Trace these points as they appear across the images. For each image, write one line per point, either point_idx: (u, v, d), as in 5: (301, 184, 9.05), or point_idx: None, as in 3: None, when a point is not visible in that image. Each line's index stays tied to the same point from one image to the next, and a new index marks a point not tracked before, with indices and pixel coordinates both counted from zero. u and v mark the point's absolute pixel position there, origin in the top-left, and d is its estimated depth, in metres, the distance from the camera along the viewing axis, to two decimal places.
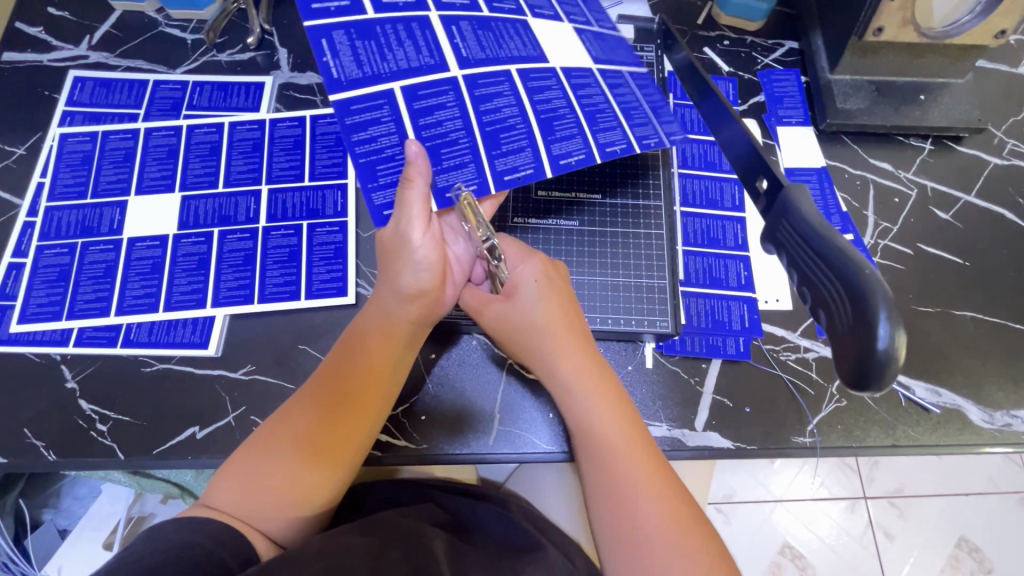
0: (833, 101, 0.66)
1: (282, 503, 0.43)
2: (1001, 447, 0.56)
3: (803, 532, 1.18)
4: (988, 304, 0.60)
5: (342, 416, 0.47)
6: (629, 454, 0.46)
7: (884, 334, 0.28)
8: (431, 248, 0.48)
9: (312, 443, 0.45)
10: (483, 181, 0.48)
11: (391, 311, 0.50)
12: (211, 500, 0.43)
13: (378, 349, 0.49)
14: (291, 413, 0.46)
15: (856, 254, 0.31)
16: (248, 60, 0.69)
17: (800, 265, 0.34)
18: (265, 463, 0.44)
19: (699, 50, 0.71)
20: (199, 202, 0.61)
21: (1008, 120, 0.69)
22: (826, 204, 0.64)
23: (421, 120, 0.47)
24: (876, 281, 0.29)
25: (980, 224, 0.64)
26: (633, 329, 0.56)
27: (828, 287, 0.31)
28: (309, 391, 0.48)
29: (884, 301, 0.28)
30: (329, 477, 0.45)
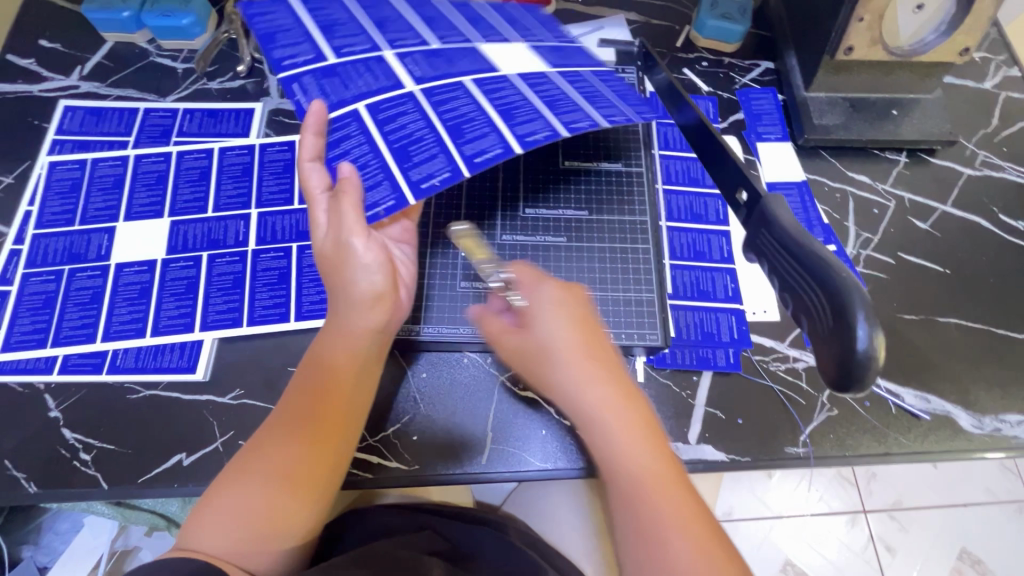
0: (810, 117, 0.68)
1: (265, 536, 0.43)
2: (993, 452, 0.56)
3: (806, 547, 1.16)
4: (970, 310, 0.61)
5: (319, 441, 0.46)
6: (659, 487, 0.43)
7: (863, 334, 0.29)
8: (376, 254, 0.48)
9: (289, 470, 0.45)
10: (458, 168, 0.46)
11: (346, 325, 0.48)
12: (191, 544, 0.42)
13: (347, 366, 0.48)
14: (262, 441, 0.46)
15: (831, 261, 0.32)
16: (237, 88, 0.70)
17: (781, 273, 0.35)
18: (243, 499, 0.43)
19: (679, 71, 0.74)
20: (188, 227, 0.61)
21: (978, 132, 0.71)
22: (808, 217, 0.65)
23: (388, 133, 0.48)
24: (850, 284, 0.30)
25: (957, 233, 0.66)
26: (627, 343, 0.56)
27: (808, 293, 0.32)
28: (277, 418, 0.47)
29: (861, 304, 0.29)
30: (306, 505, 0.45)
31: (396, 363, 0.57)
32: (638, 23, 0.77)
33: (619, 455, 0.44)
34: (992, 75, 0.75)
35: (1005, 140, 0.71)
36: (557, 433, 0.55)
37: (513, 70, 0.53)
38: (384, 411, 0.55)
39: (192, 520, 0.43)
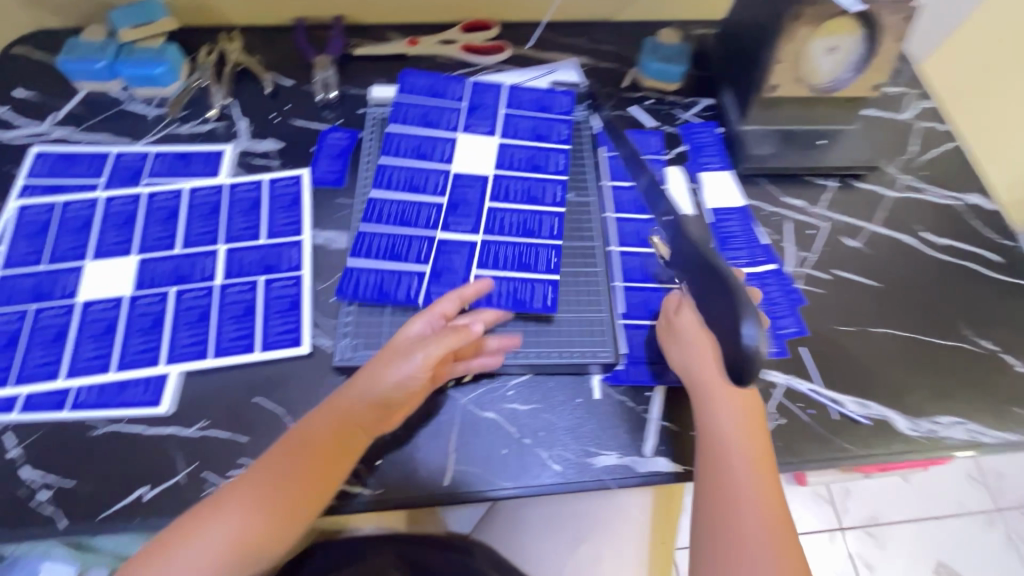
0: (745, 148, 0.74)
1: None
2: (930, 453, 0.59)
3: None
4: (901, 320, 0.66)
5: (267, 527, 0.49)
6: (764, 498, 0.50)
7: (750, 329, 0.45)
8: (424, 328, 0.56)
9: (226, 554, 0.47)
10: (424, 270, 0.63)
11: (358, 396, 0.52)
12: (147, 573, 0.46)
13: (317, 457, 0.50)
14: (210, 507, 0.48)
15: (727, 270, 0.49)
16: (208, 131, 0.74)
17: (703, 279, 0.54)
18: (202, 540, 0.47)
19: (626, 109, 0.80)
20: (156, 263, 0.63)
21: (898, 158, 0.78)
22: (749, 240, 0.70)
23: (363, 251, 0.63)
24: (740, 287, 0.48)
25: (885, 249, 0.71)
26: (583, 360, 0.59)
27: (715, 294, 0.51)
28: (234, 486, 0.49)
29: (746, 302, 0.46)
30: (243, 573, 0.48)
31: None
32: (587, 65, 0.83)
33: (733, 460, 0.52)
34: (909, 107, 0.83)
35: (923, 165, 0.78)
36: (520, 453, 0.56)
37: (476, 156, 0.70)
38: None
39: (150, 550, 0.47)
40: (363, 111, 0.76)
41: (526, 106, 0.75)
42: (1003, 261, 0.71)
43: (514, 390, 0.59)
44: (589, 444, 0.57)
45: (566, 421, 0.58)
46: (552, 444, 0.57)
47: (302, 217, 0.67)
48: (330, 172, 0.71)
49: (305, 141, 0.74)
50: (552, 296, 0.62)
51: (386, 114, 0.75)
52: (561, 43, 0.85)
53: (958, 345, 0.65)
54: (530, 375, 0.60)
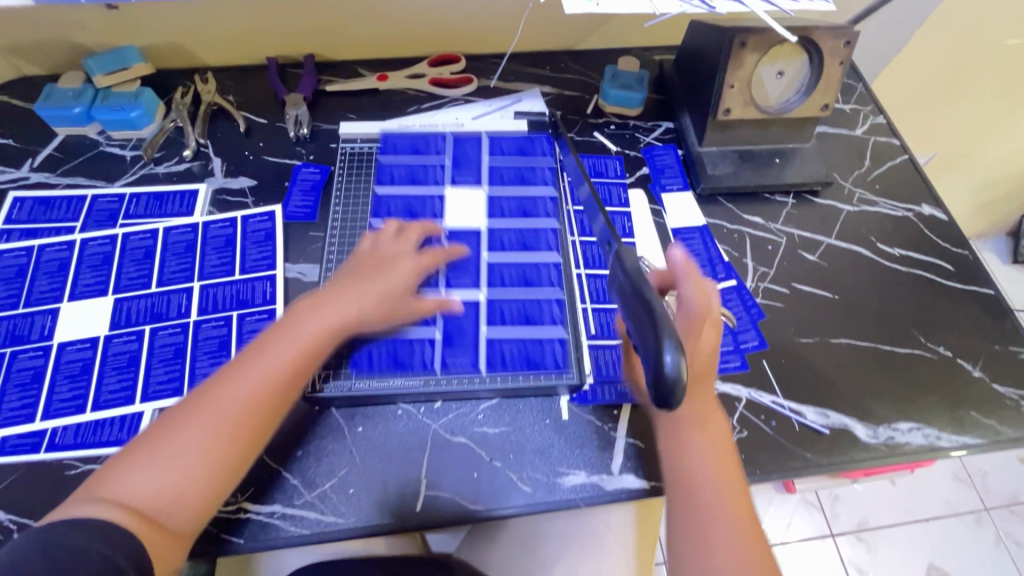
0: (704, 169, 0.77)
1: (187, 498, 0.47)
2: (890, 460, 0.61)
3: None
4: (859, 330, 0.68)
5: (250, 422, 0.50)
6: (729, 512, 0.50)
7: (670, 358, 0.44)
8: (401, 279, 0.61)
9: (209, 457, 0.48)
10: (435, 334, 0.62)
11: (319, 319, 0.56)
12: (116, 492, 0.45)
13: (303, 353, 0.54)
14: (183, 416, 0.49)
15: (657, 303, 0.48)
16: (183, 170, 0.76)
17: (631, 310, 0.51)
18: (173, 459, 0.47)
19: (589, 134, 0.82)
20: (132, 302, 0.64)
21: (853, 173, 0.81)
22: (710, 256, 0.73)
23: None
24: (664, 318, 0.46)
25: (842, 261, 0.73)
26: (549, 383, 0.60)
27: (640, 324, 0.48)
28: (221, 380, 0.51)
29: (669, 333, 0.45)
30: (212, 493, 0.48)
31: (332, 420, 0.60)
32: (552, 94, 0.86)
33: (699, 472, 0.52)
34: (862, 123, 0.87)
35: (878, 178, 0.81)
36: (491, 475, 0.58)
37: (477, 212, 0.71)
38: (321, 467, 0.57)
39: (114, 476, 0.46)
40: (335, 146, 0.79)
41: (507, 152, 0.77)
42: (956, 269, 0.74)
43: (485, 414, 0.61)
44: (558, 464, 0.58)
45: (536, 442, 0.59)
46: (522, 465, 0.58)
47: (276, 252, 0.69)
48: (302, 208, 0.73)
49: (278, 176, 0.76)
50: (564, 355, 0.62)
51: (357, 149, 0.77)
52: (526, 74, 0.88)
53: (915, 352, 0.67)
54: (499, 398, 0.61)
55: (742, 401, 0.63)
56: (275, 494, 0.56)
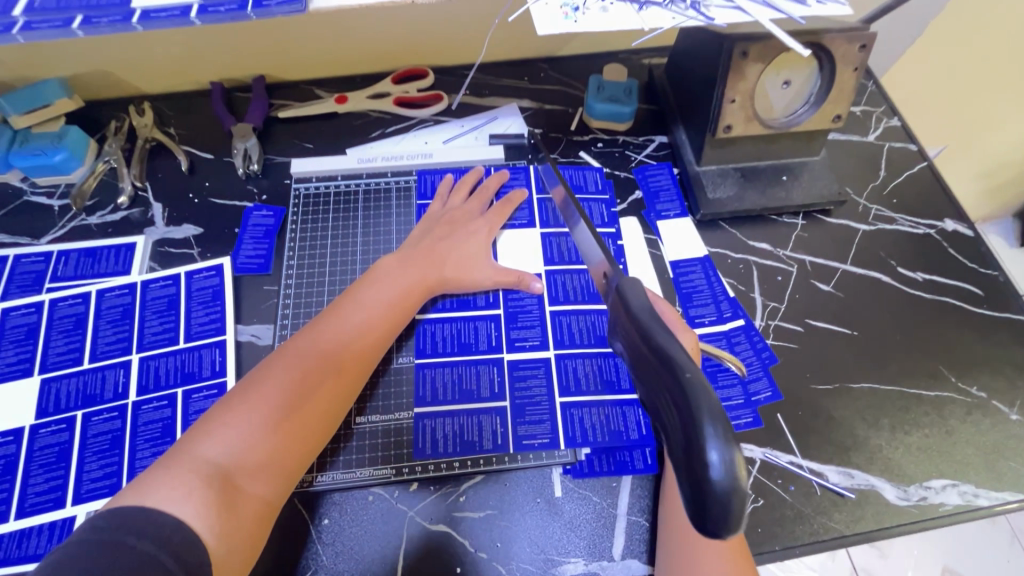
0: (703, 192, 0.69)
1: (273, 464, 0.43)
2: (924, 525, 0.54)
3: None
4: (882, 372, 0.61)
5: (329, 406, 0.48)
6: None
7: (715, 458, 0.28)
8: (476, 244, 0.63)
9: (290, 442, 0.45)
10: (504, 406, 0.57)
11: (397, 279, 0.57)
12: (204, 453, 0.41)
13: (390, 311, 0.55)
14: (257, 387, 0.45)
15: (684, 359, 0.32)
16: (120, 220, 0.67)
17: (645, 373, 0.35)
18: (260, 416, 0.44)
19: (575, 154, 0.74)
20: (60, 383, 0.57)
21: (868, 186, 0.74)
22: (714, 292, 0.65)
23: (428, 394, 0.57)
24: (700, 398, 0.30)
25: (861, 291, 0.66)
26: (543, 462, 0.55)
27: (660, 395, 0.33)
28: (316, 328, 0.51)
29: (709, 413, 0.29)
30: (297, 458, 0.45)
31: (295, 513, 0.52)
32: (531, 109, 0.77)
33: None
34: (876, 127, 0.78)
35: (895, 191, 0.73)
36: (476, 567, 0.51)
37: (534, 258, 0.65)
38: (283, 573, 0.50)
39: (198, 434, 0.42)
40: (289, 182, 0.70)
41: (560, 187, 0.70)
42: (986, 294, 0.66)
43: (467, 495, 0.54)
44: (552, 551, 0.52)
45: (526, 526, 0.53)
46: (512, 555, 0.51)
47: (225, 312, 0.61)
48: (254, 258, 0.65)
49: (227, 221, 0.67)
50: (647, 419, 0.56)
51: (312, 189, 0.69)
52: (502, 86, 0.79)
53: (945, 395, 0.60)
54: (483, 476, 0.55)
55: (755, 464, 0.56)
56: None
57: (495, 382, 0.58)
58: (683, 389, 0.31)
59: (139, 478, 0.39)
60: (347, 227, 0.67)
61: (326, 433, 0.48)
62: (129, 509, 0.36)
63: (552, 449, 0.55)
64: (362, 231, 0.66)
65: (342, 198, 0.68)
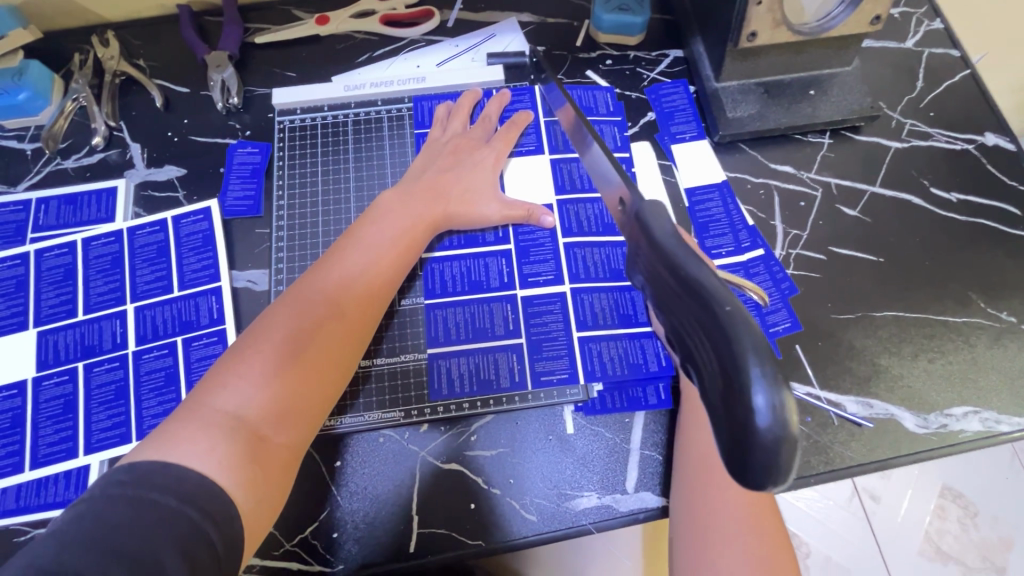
0: (723, 111, 0.63)
1: (296, 413, 0.41)
2: (941, 452, 0.53)
3: (804, 517, 1.02)
4: (906, 300, 0.59)
5: (346, 351, 0.45)
6: None
7: (761, 403, 0.25)
8: (481, 177, 0.58)
9: (310, 391, 0.42)
10: (519, 343, 0.55)
11: (402, 215, 0.53)
12: (220, 406, 0.38)
13: (396, 250, 0.51)
14: (268, 337, 0.42)
15: (716, 287, 0.28)
16: (97, 163, 0.63)
17: (671, 306, 0.32)
18: (277, 364, 0.41)
19: (581, 74, 0.68)
20: (57, 335, 0.55)
21: (903, 99, 0.67)
22: (732, 221, 0.61)
23: (440, 334, 0.55)
24: (740, 333, 0.26)
25: (889, 215, 0.62)
26: (554, 401, 0.54)
27: (691, 329, 0.30)
28: (319, 272, 0.47)
29: (753, 351, 0.26)
30: (317, 405, 0.43)
31: (307, 457, 0.52)
32: (532, 24, 0.70)
33: None
34: (915, 31, 0.71)
35: (932, 103, 0.67)
36: (490, 504, 0.51)
37: (544, 189, 0.60)
38: (299, 513, 0.50)
39: (209, 388, 0.39)
40: (272, 116, 0.65)
41: None
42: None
43: (478, 435, 0.53)
44: (565, 486, 0.52)
45: (539, 463, 0.52)
46: (525, 491, 0.51)
47: (216, 257, 0.58)
48: (242, 199, 0.61)
49: (210, 161, 0.63)
50: (666, 351, 0.55)
51: (297, 122, 0.64)
52: None
53: (973, 322, 0.58)
54: (494, 416, 0.54)
55: None
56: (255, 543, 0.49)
57: (508, 319, 0.56)
58: (721, 325, 0.27)
59: (154, 433, 0.36)
60: (339, 163, 0.62)
61: (342, 380, 0.45)
62: (149, 466, 0.33)
63: (570, 384, 0.54)
64: (358, 165, 0.62)
65: (330, 130, 0.64)
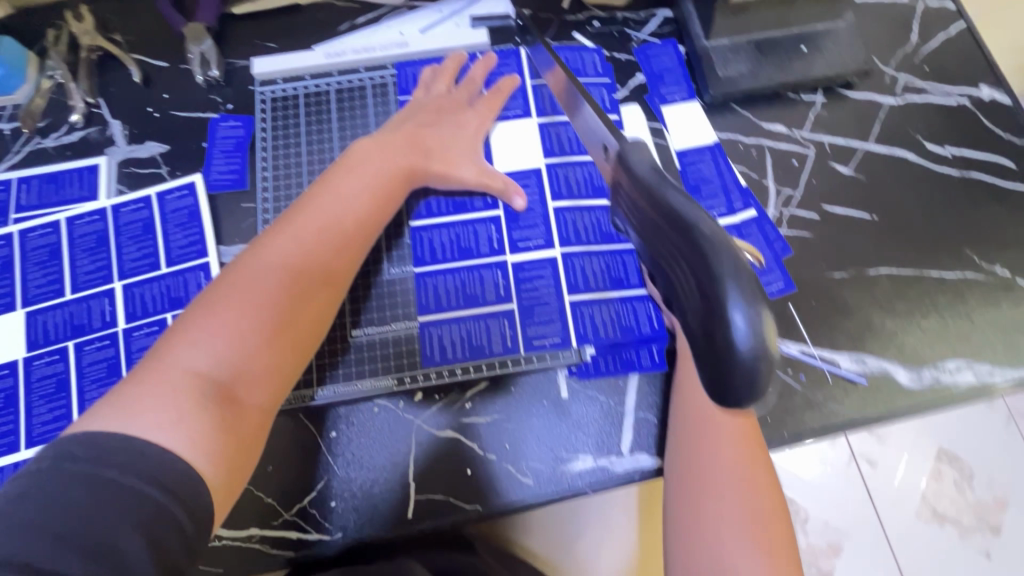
0: (713, 71, 0.62)
1: (268, 373, 0.42)
2: (934, 405, 0.54)
3: (801, 483, 1.03)
4: (900, 256, 0.58)
5: (316, 313, 0.46)
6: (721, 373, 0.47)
7: (740, 323, 0.28)
8: (458, 139, 0.57)
9: (280, 351, 0.43)
10: (511, 309, 0.55)
11: (374, 171, 0.52)
12: (189, 369, 0.39)
13: (367, 208, 0.50)
14: (234, 298, 0.42)
15: (698, 218, 0.30)
16: (77, 141, 0.62)
17: (654, 238, 0.34)
18: (244, 326, 0.41)
19: (568, 37, 0.66)
20: (46, 315, 0.55)
21: (897, 54, 0.66)
22: (724, 182, 0.60)
23: (431, 302, 0.55)
24: (720, 259, 0.28)
25: (883, 172, 0.61)
26: (546, 364, 0.53)
27: (675, 258, 0.32)
28: (288, 229, 0.46)
29: (733, 275, 0.28)
30: (290, 363, 0.43)
31: (301, 429, 0.52)
32: None
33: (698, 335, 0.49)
34: None
35: (927, 57, 0.66)
36: (486, 469, 0.51)
37: (533, 154, 0.59)
38: (298, 482, 0.51)
39: (177, 348, 0.39)
40: (252, 87, 0.63)
41: None
42: (1018, 166, 0.61)
43: (473, 402, 0.53)
44: (561, 449, 0.52)
45: (534, 428, 0.53)
46: (521, 455, 0.52)
47: (203, 233, 0.58)
48: (227, 173, 0.60)
49: (193, 136, 0.62)
50: (658, 313, 0.54)
51: (279, 93, 0.63)
52: None
53: (967, 277, 0.57)
54: (487, 382, 0.54)
55: None
56: (255, 514, 0.50)
57: (499, 286, 0.55)
58: (704, 253, 0.29)
59: (113, 396, 0.37)
60: (322, 133, 0.61)
61: (314, 340, 0.46)
62: (106, 440, 0.33)
63: (563, 348, 0.54)
64: (343, 134, 0.61)
65: (313, 100, 0.62)
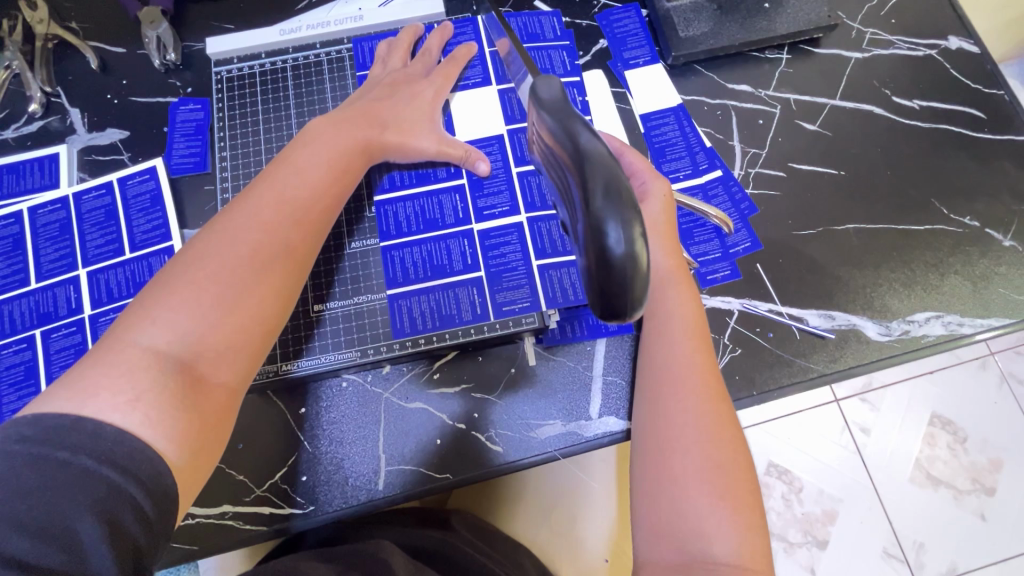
0: (675, 32, 0.61)
1: (237, 351, 0.38)
2: (904, 357, 0.54)
3: (794, 453, 1.03)
4: (869, 211, 0.58)
5: (289, 288, 0.42)
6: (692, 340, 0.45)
7: (614, 241, 0.31)
8: (417, 110, 0.55)
9: (249, 326, 0.39)
10: (479, 276, 0.54)
11: (338, 141, 0.49)
12: (148, 349, 0.35)
13: (332, 176, 0.47)
14: (196, 272, 0.38)
15: (588, 149, 0.33)
16: (38, 131, 0.62)
17: (563, 172, 0.37)
18: (209, 301, 0.38)
19: (528, 5, 0.65)
20: (12, 304, 0.55)
21: (863, 8, 0.65)
22: (688, 143, 0.60)
23: (399, 275, 0.55)
24: (597, 186, 0.31)
25: (850, 128, 0.61)
26: (510, 329, 0.52)
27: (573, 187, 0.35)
28: (248, 201, 0.43)
29: (607, 199, 0.31)
30: (260, 340, 0.40)
31: (270, 407, 0.52)
32: None
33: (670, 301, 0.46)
34: None
35: (894, 10, 0.65)
36: (456, 439, 0.52)
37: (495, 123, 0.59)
38: (270, 459, 0.51)
39: (131, 330, 0.35)
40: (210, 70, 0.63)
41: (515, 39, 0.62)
42: (988, 117, 0.61)
43: (441, 373, 0.54)
44: (529, 416, 0.52)
45: (502, 397, 0.53)
46: (491, 423, 0.52)
47: (166, 217, 0.57)
48: (188, 156, 0.60)
49: (153, 121, 0.62)
50: None
51: (235, 72, 0.62)
52: None
53: (937, 229, 0.57)
54: (456, 353, 0.54)
55: (733, 315, 0.54)
56: (228, 492, 0.50)
57: (464, 255, 0.55)
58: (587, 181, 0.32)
59: (67, 376, 0.34)
60: (280, 110, 0.61)
61: (285, 316, 0.43)
62: (57, 420, 0.30)
63: (533, 311, 0.53)
64: (302, 112, 0.61)
65: (269, 79, 0.62)
